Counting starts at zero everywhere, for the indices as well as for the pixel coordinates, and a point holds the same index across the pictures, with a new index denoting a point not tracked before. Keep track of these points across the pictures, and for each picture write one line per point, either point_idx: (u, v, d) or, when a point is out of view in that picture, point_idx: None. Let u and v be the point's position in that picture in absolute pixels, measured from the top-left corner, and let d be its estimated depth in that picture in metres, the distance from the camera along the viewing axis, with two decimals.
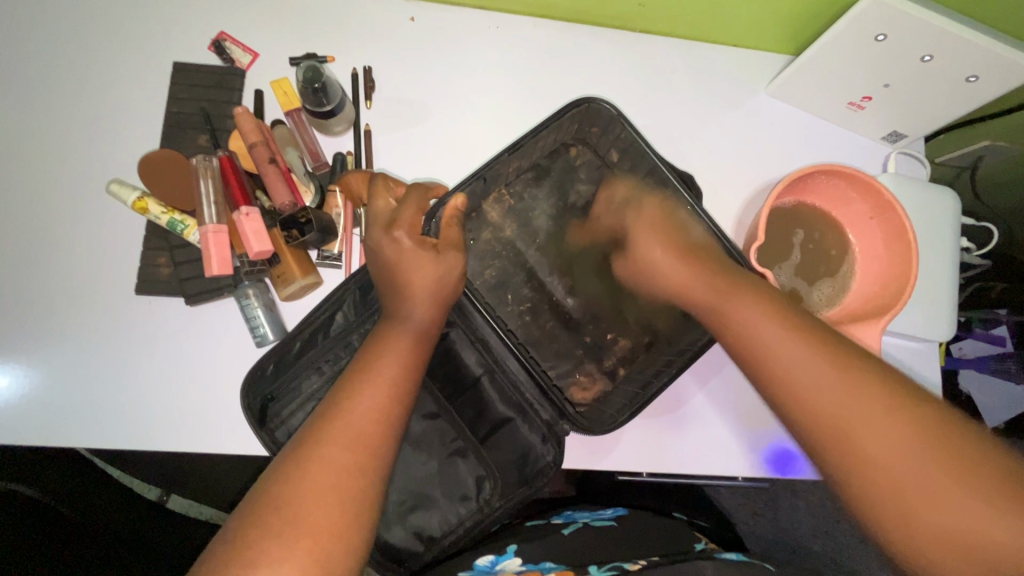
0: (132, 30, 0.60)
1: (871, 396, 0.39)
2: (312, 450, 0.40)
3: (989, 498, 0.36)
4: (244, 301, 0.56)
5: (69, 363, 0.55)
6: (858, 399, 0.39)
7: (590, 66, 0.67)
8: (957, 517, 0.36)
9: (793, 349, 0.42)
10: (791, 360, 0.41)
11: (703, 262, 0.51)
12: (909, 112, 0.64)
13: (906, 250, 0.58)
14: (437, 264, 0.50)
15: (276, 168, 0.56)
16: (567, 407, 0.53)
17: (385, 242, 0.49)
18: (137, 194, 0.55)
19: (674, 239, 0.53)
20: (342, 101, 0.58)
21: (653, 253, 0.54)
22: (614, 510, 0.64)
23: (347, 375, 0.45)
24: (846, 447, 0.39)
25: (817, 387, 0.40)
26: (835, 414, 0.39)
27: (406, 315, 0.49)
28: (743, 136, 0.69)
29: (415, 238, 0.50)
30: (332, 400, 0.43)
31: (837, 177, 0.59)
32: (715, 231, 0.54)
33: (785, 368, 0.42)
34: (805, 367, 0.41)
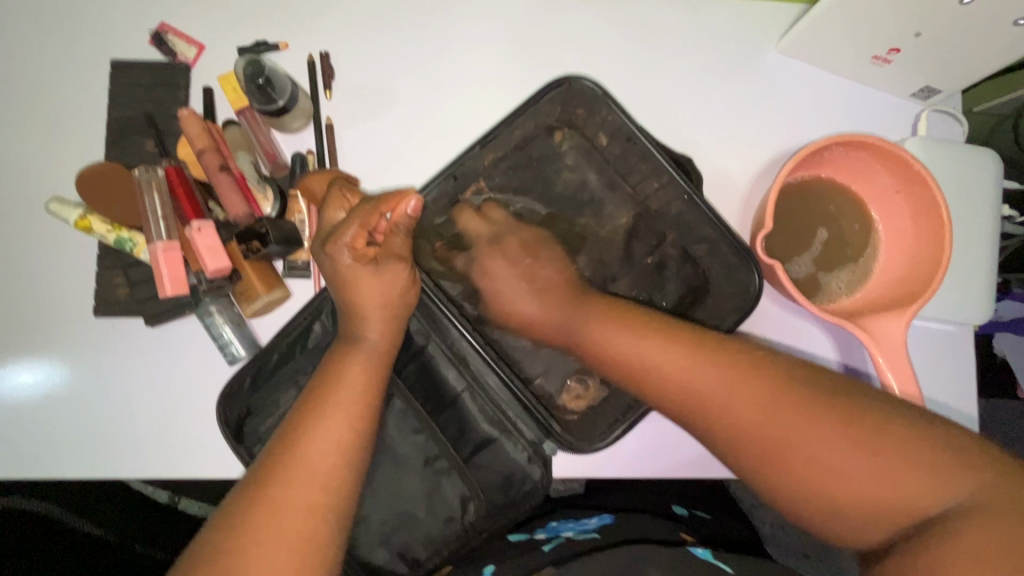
0: (65, 27, 0.55)
1: (729, 377, 0.40)
2: (267, 492, 0.37)
3: (891, 466, 0.33)
4: (208, 319, 0.51)
5: (33, 391, 0.52)
6: (744, 400, 0.39)
7: (575, 33, 0.60)
8: (869, 492, 0.34)
9: (692, 370, 0.41)
10: (688, 380, 0.41)
11: (565, 298, 0.52)
12: (945, 64, 0.56)
13: (937, 228, 0.51)
14: (391, 277, 0.48)
15: (228, 177, 0.52)
16: (552, 426, 0.50)
17: (323, 257, 0.47)
18: (79, 212, 0.51)
19: (535, 279, 0.54)
20: (294, 95, 0.53)
21: (510, 282, 0.55)
22: (597, 514, 0.57)
23: (303, 406, 0.42)
24: (720, 424, 0.39)
25: (716, 404, 0.40)
26: (745, 432, 0.38)
27: (363, 338, 0.47)
28: (750, 102, 0.61)
29: (358, 252, 0.47)
30: (288, 436, 0.40)
31: (857, 149, 0.52)
32: (716, 222, 0.49)
33: (680, 391, 0.41)
34: (657, 356, 0.43)
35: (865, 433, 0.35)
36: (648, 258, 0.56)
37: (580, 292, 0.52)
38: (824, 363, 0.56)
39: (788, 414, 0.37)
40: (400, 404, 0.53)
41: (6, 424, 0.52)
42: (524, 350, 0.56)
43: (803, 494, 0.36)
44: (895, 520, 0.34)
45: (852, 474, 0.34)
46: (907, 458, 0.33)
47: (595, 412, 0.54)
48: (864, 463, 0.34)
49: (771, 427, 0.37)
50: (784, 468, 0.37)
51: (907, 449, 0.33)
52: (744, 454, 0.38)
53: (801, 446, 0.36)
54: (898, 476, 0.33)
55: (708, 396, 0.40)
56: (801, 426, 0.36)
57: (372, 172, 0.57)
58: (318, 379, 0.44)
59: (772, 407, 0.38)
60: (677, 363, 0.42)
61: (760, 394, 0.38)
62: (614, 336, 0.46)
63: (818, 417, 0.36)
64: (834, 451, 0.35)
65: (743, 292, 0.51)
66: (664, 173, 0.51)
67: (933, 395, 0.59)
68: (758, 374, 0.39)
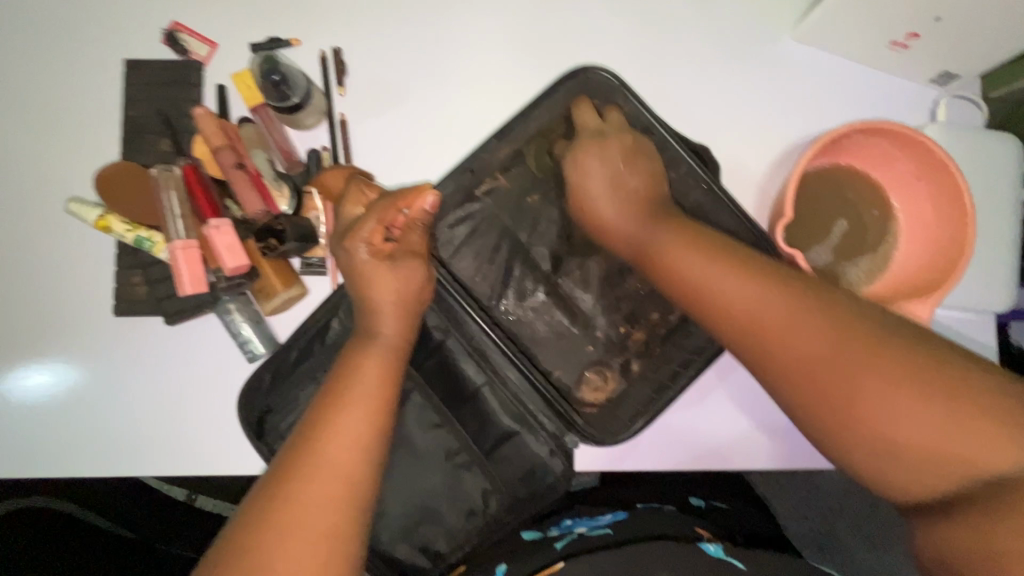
0: (78, 27, 0.55)
1: (810, 309, 0.36)
2: (290, 486, 0.37)
3: (960, 430, 0.31)
4: (226, 317, 0.52)
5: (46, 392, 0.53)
6: (818, 332, 0.35)
7: (588, 23, 0.59)
8: (927, 449, 0.32)
9: (755, 297, 0.39)
10: (749, 307, 0.38)
11: (650, 213, 0.49)
12: (964, 48, 0.55)
13: (957, 215, 0.51)
14: (409, 273, 0.48)
15: (245, 174, 0.52)
16: (574, 418, 0.52)
17: (341, 252, 0.48)
18: (98, 212, 0.51)
19: (625, 189, 0.51)
20: (309, 92, 0.53)
21: (596, 193, 0.52)
22: (611, 511, 0.56)
23: (324, 402, 0.42)
24: (785, 354, 0.36)
25: (777, 337, 0.37)
26: (807, 368, 0.35)
27: (379, 334, 0.47)
28: (766, 90, 0.61)
29: (377, 247, 0.48)
30: (308, 434, 0.40)
31: (876, 136, 0.52)
32: (738, 211, 0.51)
33: (739, 320, 0.39)
34: (728, 281, 0.40)
35: (944, 390, 0.32)
36: None
37: (665, 212, 0.49)
38: None
39: (861, 353, 0.34)
40: (419, 399, 0.54)
41: (30, 423, 0.53)
42: (544, 342, 0.56)
43: (853, 435, 0.33)
44: (959, 477, 0.31)
45: (924, 424, 0.32)
46: (981, 424, 0.31)
47: (615, 405, 0.54)
48: (934, 419, 0.31)
49: (837, 364, 0.34)
50: (845, 406, 0.34)
51: (984, 415, 0.31)
52: (798, 391, 0.36)
53: (869, 387, 0.33)
54: (964, 442, 0.31)
55: (780, 324, 0.37)
56: (875, 368, 0.33)
57: (386, 167, 0.57)
58: (336, 374, 0.44)
59: (841, 344, 0.35)
60: (749, 290, 0.39)
61: (831, 329, 0.35)
62: (679, 255, 0.44)
63: (893, 360, 0.33)
64: (907, 395, 0.32)
65: None
66: (682, 162, 0.52)
67: None
68: (839, 312, 0.36)
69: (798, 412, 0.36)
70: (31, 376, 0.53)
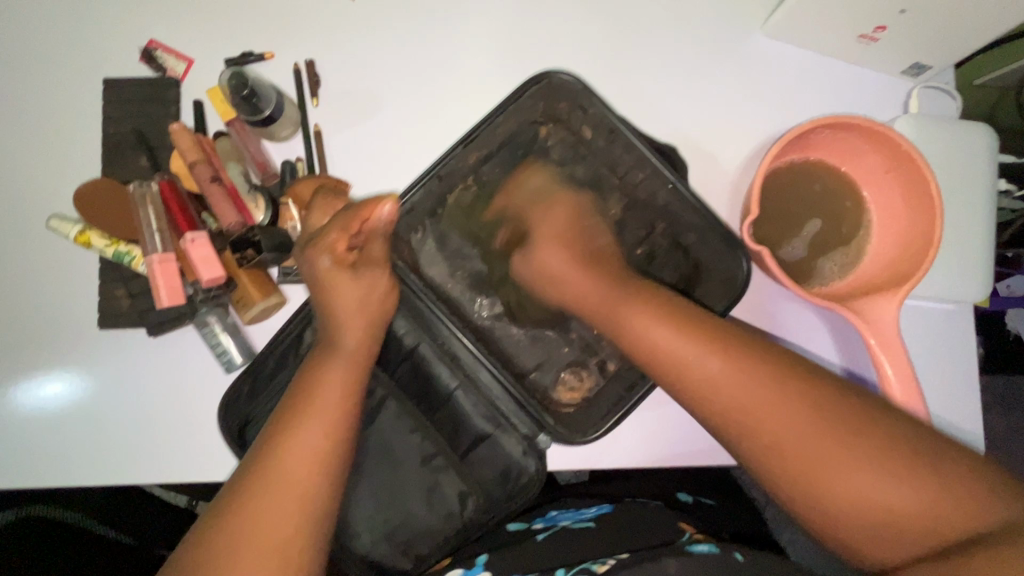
0: (58, 47, 0.56)
1: (779, 395, 0.40)
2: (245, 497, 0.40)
3: (927, 502, 0.35)
4: (204, 329, 0.53)
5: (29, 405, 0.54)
6: (794, 421, 0.39)
7: (557, 26, 0.60)
8: (908, 528, 0.36)
9: (737, 383, 0.41)
10: (733, 393, 0.41)
11: (614, 278, 0.50)
12: (932, 39, 0.55)
13: (928, 207, 0.51)
14: (369, 282, 0.50)
15: (221, 188, 0.53)
16: (545, 420, 0.52)
17: (303, 259, 0.51)
18: (79, 227, 0.53)
19: (580, 252, 0.52)
20: (280, 104, 0.54)
21: (552, 259, 0.53)
22: (597, 504, 0.57)
23: (284, 416, 0.44)
24: (763, 444, 0.40)
25: (764, 429, 0.40)
26: (785, 450, 0.39)
27: (341, 347, 0.49)
28: (736, 87, 0.61)
29: (337, 257, 0.50)
30: (268, 448, 0.43)
31: (844, 130, 0.52)
32: (699, 207, 0.51)
33: (722, 405, 0.42)
34: (704, 364, 0.43)
35: (905, 467, 0.36)
36: (638, 248, 0.56)
37: (623, 273, 0.51)
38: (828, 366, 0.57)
39: (838, 443, 0.38)
40: (394, 405, 0.55)
41: (20, 437, 0.54)
42: (518, 344, 0.56)
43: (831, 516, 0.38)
44: (920, 541, 0.36)
45: (887, 496, 0.36)
46: (946, 499, 0.35)
47: (590, 405, 0.54)
48: (901, 494, 0.36)
49: (812, 446, 0.38)
50: (828, 492, 0.38)
51: (946, 489, 0.35)
52: (777, 470, 0.39)
53: (841, 473, 0.37)
54: (933, 514, 0.35)
55: (755, 411, 0.40)
56: (844, 450, 0.37)
57: (361, 176, 0.58)
58: (300, 383, 0.47)
59: (817, 430, 0.38)
60: (725, 373, 0.42)
61: (807, 414, 0.39)
62: (653, 330, 0.45)
63: (860, 441, 0.37)
64: (873, 472, 0.37)
65: (732, 279, 0.52)
66: (648, 163, 0.52)
67: (933, 377, 0.58)
68: (804, 395, 0.40)
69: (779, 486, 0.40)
70: (20, 390, 0.54)
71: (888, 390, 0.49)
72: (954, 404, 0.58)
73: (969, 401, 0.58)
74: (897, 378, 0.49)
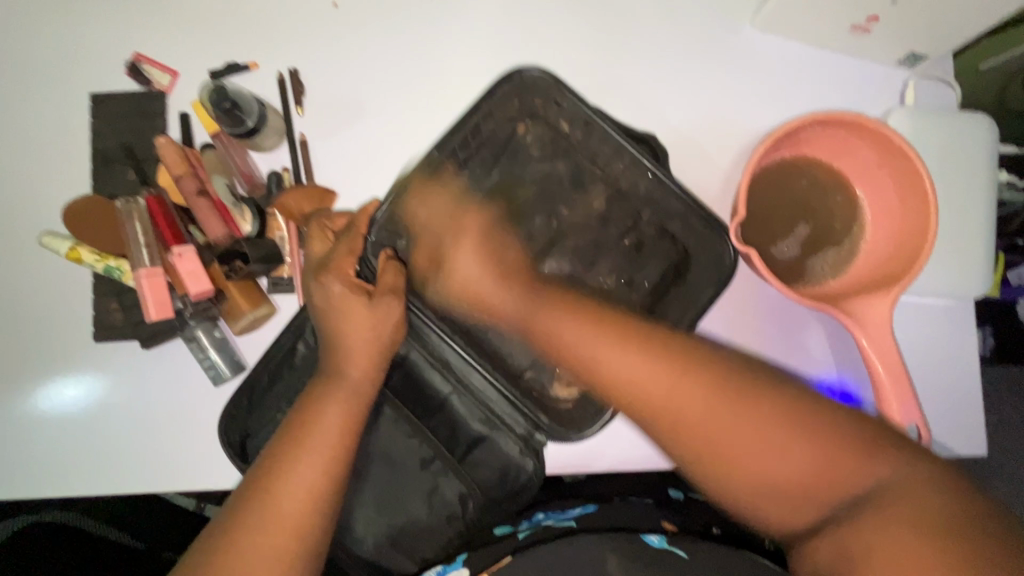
0: (45, 64, 0.57)
1: (668, 368, 0.42)
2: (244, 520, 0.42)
3: (824, 465, 0.37)
4: (192, 342, 0.54)
5: (23, 420, 0.55)
6: (685, 394, 0.41)
7: (541, 26, 0.59)
8: (808, 486, 0.37)
9: (640, 365, 0.43)
10: (636, 374, 0.43)
11: (526, 285, 0.52)
12: (927, 29, 0.53)
13: (922, 202, 0.50)
14: (372, 310, 0.51)
15: (207, 201, 0.54)
16: (539, 419, 0.52)
17: (314, 287, 0.52)
18: (69, 243, 0.53)
19: (491, 254, 0.54)
20: (263, 115, 0.55)
21: (466, 258, 0.54)
22: (582, 505, 0.56)
23: (289, 431, 0.46)
24: (657, 420, 0.41)
25: (659, 407, 0.41)
26: (688, 427, 0.40)
27: (341, 366, 0.50)
28: (726, 83, 0.60)
29: (352, 282, 0.51)
30: (274, 458, 0.45)
31: (833, 126, 0.51)
32: (683, 194, 0.51)
33: (626, 390, 0.43)
34: (605, 351, 0.44)
35: (800, 429, 0.38)
36: (625, 239, 0.55)
37: (532, 283, 0.53)
38: (820, 357, 0.57)
39: (730, 411, 0.39)
40: (390, 412, 0.55)
41: (20, 450, 0.55)
42: (509, 342, 0.55)
43: (732, 482, 0.39)
44: (827, 501, 0.37)
45: (789, 462, 0.37)
46: (837, 458, 0.37)
47: (587, 398, 0.54)
48: (796, 458, 0.37)
49: (710, 419, 0.40)
50: (730, 461, 0.39)
51: (835, 447, 0.37)
52: (685, 447, 0.40)
53: (738, 441, 0.39)
54: (824, 472, 0.37)
55: (650, 388, 0.42)
56: (742, 421, 0.39)
57: (347, 183, 0.58)
58: (299, 410, 0.48)
59: (718, 407, 0.40)
60: (619, 359, 0.44)
61: (701, 388, 0.41)
62: (562, 322, 0.48)
63: (757, 411, 0.39)
64: (772, 439, 0.38)
65: (719, 262, 0.52)
66: (626, 153, 0.52)
67: (935, 373, 0.57)
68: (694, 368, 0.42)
69: (689, 466, 0.40)
70: (20, 403, 0.55)
71: (885, 390, 0.48)
72: (960, 401, 0.57)
73: (974, 398, 0.57)
74: (890, 375, 0.48)
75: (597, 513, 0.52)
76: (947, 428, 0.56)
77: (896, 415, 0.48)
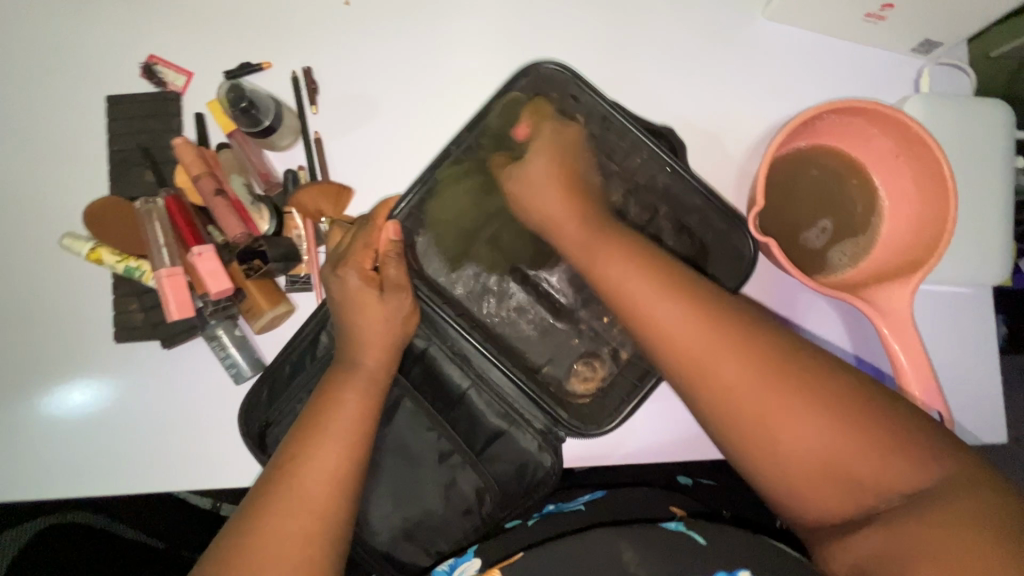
0: (60, 68, 0.57)
1: (724, 333, 0.41)
2: (260, 523, 0.41)
3: (880, 451, 0.36)
4: (213, 342, 0.54)
5: (42, 419, 0.56)
6: (741, 363, 0.40)
7: (553, 20, 0.59)
8: (860, 471, 0.37)
9: (692, 334, 0.41)
10: (686, 339, 0.41)
11: (594, 216, 0.50)
12: (942, 16, 0.53)
13: (941, 189, 0.49)
14: (389, 309, 0.51)
15: (225, 200, 0.54)
16: (559, 414, 0.52)
17: (333, 279, 0.52)
18: (90, 245, 0.54)
19: (568, 177, 0.51)
20: (278, 114, 0.55)
21: (541, 176, 0.51)
22: (591, 492, 0.57)
23: (303, 429, 0.46)
24: (706, 382, 0.41)
25: (712, 367, 0.40)
26: (732, 402, 0.40)
27: (358, 364, 0.50)
28: (739, 74, 0.59)
29: (367, 276, 0.52)
30: (282, 462, 0.44)
31: (848, 115, 0.51)
32: (701, 189, 0.51)
33: (677, 348, 0.42)
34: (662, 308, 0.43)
35: (854, 412, 0.37)
36: (642, 233, 0.55)
37: (602, 216, 0.50)
38: (835, 345, 0.57)
39: (777, 388, 0.39)
40: (410, 404, 0.55)
41: (42, 448, 0.56)
42: (528, 339, 0.56)
43: (778, 456, 0.38)
44: (869, 494, 0.37)
45: (837, 449, 0.37)
46: (894, 446, 0.36)
47: (605, 393, 0.54)
48: (851, 440, 0.37)
49: (755, 400, 0.39)
50: (776, 441, 0.38)
51: (892, 437, 0.37)
52: (725, 425, 0.40)
53: (789, 416, 0.38)
54: (883, 459, 0.36)
55: (705, 344, 0.41)
56: (789, 405, 0.38)
57: (362, 181, 0.58)
58: (315, 405, 0.48)
59: (769, 384, 0.39)
60: (673, 315, 0.42)
61: (754, 368, 0.39)
62: (620, 269, 0.45)
63: (808, 397, 0.38)
64: (820, 421, 0.37)
65: (738, 258, 0.52)
66: (644, 147, 0.52)
67: (952, 360, 0.57)
68: (753, 339, 0.41)
69: (736, 437, 0.40)
70: (42, 399, 0.56)
71: (905, 381, 0.48)
72: (977, 387, 0.57)
73: (991, 385, 0.57)
74: (909, 365, 0.48)
75: (607, 499, 0.53)
76: (963, 420, 0.56)
77: (916, 408, 0.47)
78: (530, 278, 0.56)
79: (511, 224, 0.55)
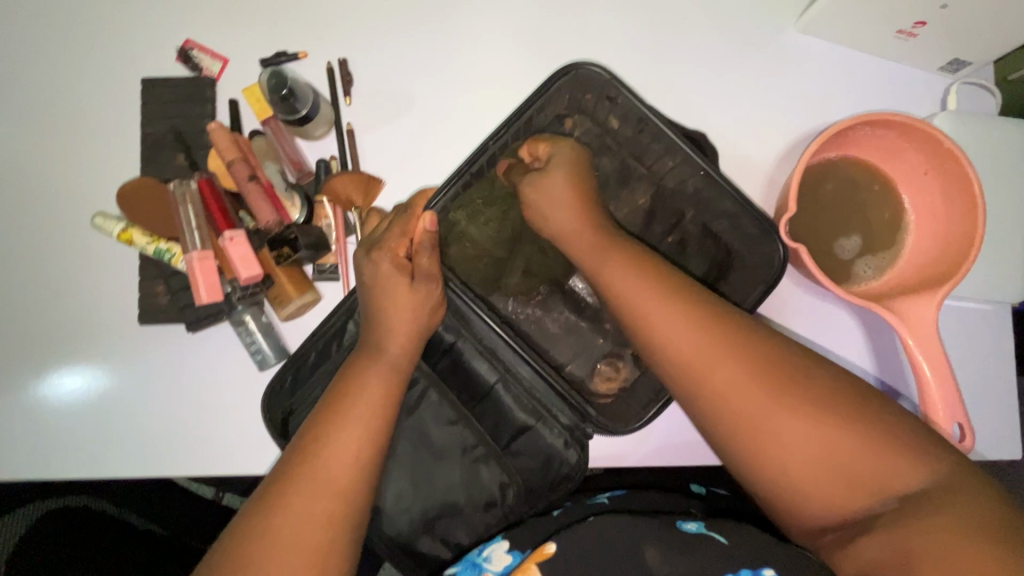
0: (97, 49, 0.57)
1: (721, 339, 0.41)
2: (284, 498, 0.41)
3: (882, 456, 0.36)
4: (241, 327, 0.54)
5: (53, 399, 0.55)
6: (735, 366, 0.39)
7: (587, 22, 0.59)
8: (864, 476, 0.36)
9: (690, 341, 0.41)
10: (687, 344, 0.41)
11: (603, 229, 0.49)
12: (974, 35, 0.54)
13: (969, 205, 0.50)
14: (419, 298, 0.52)
15: (258, 186, 0.54)
16: (586, 411, 0.53)
17: (367, 265, 0.52)
18: (122, 225, 0.54)
19: (583, 199, 0.50)
20: (316, 103, 0.55)
21: (558, 196, 0.50)
22: (610, 491, 0.57)
23: (327, 414, 0.46)
24: (705, 384, 0.40)
25: (709, 371, 0.40)
26: (731, 404, 0.39)
27: (384, 352, 0.50)
28: (768, 84, 0.60)
29: (399, 264, 0.52)
30: (309, 440, 0.44)
31: (884, 127, 0.51)
32: (733, 192, 0.50)
33: (669, 354, 0.42)
34: (662, 313, 0.42)
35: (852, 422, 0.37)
36: (669, 236, 0.57)
37: (611, 228, 0.49)
38: (858, 359, 0.57)
39: (775, 397, 0.38)
40: (435, 396, 0.55)
41: (59, 427, 0.55)
42: (554, 337, 0.57)
43: (776, 459, 0.38)
44: (872, 497, 0.36)
45: (838, 451, 0.36)
46: (896, 452, 0.36)
47: (629, 394, 0.54)
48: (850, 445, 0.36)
49: (751, 404, 0.38)
50: (775, 444, 0.38)
51: (891, 444, 0.36)
52: (717, 419, 0.40)
53: (784, 423, 0.37)
54: (884, 463, 0.36)
55: (698, 350, 0.41)
56: (788, 412, 0.37)
57: (393, 174, 0.58)
58: (338, 390, 0.48)
59: (767, 385, 0.39)
60: (670, 319, 0.42)
61: (755, 372, 0.39)
62: (616, 277, 0.46)
63: (805, 400, 0.38)
64: (820, 428, 0.37)
65: (769, 263, 0.52)
66: (678, 150, 0.52)
67: (972, 376, 0.57)
68: (753, 350, 0.40)
69: (730, 440, 0.39)
70: (64, 375, 0.56)
71: (930, 393, 0.48)
72: (995, 404, 0.57)
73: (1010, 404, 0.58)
74: (936, 381, 0.48)
75: (627, 496, 0.53)
76: (982, 434, 0.57)
77: (941, 418, 0.48)
78: (566, 289, 0.57)
79: (536, 251, 0.57)
